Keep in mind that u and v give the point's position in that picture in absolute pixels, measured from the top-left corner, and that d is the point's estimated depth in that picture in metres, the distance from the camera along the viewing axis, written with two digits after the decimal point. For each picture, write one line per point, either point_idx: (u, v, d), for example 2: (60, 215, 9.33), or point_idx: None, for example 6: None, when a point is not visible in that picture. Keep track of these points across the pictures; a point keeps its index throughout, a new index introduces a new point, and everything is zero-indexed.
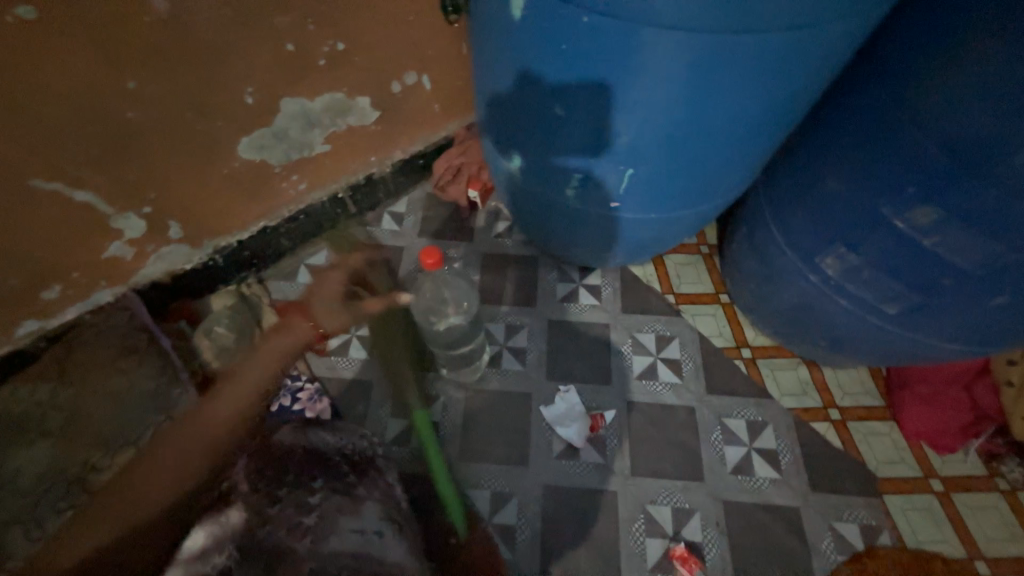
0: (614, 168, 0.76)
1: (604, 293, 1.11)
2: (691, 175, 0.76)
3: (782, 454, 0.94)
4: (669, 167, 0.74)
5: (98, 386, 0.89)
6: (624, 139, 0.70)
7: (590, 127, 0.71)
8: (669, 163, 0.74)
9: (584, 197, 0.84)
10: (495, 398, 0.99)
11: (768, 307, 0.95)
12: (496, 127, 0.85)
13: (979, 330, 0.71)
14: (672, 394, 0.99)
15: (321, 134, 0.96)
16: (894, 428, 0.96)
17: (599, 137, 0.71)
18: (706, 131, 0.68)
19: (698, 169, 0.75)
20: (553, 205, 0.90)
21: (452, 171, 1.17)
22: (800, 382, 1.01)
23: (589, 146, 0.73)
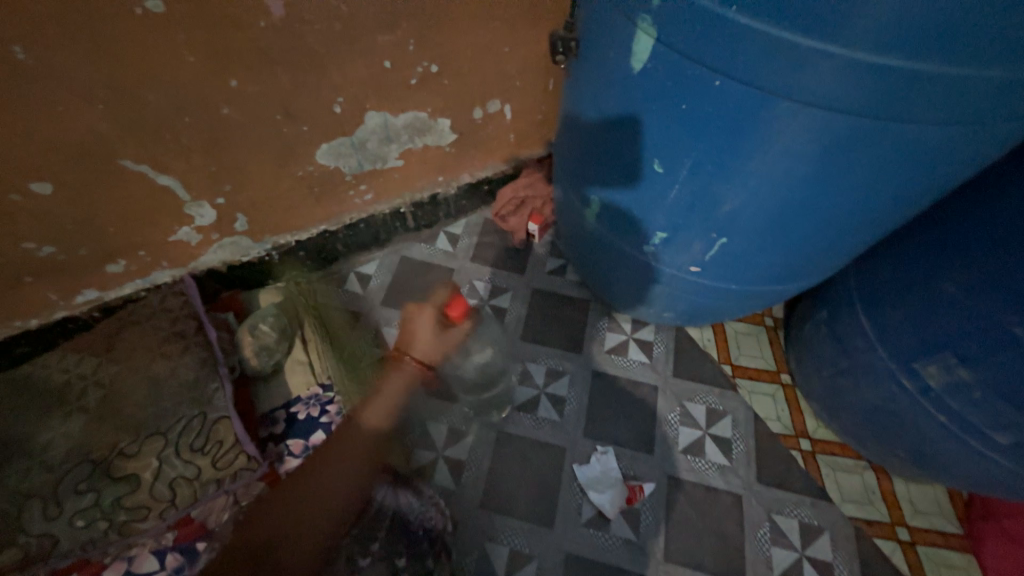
0: (704, 232, 0.70)
1: (655, 351, 1.05)
2: (788, 251, 0.70)
3: (837, 569, 0.83)
4: (765, 240, 0.69)
5: (141, 368, 0.86)
6: (723, 204, 0.65)
7: (687, 186, 0.66)
8: (766, 237, 0.68)
9: (661, 254, 0.79)
10: (527, 446, 0.94)
11: (841, 403, 0.86)
12: (578, 169, 0.82)
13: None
14: (718, 476, 0.91)
15: (396, 149, 0.96)
16: (972, 563, 0.84)
17: (695, 198, 0.67)
18: (817, 210, 0.62)
19: (796, 247, 0.69)
20: (624, 257, 0.86)
21: (516, 202, 1.15)
22: (864, 488, 0.90)
23: (682, 205, 0.69)
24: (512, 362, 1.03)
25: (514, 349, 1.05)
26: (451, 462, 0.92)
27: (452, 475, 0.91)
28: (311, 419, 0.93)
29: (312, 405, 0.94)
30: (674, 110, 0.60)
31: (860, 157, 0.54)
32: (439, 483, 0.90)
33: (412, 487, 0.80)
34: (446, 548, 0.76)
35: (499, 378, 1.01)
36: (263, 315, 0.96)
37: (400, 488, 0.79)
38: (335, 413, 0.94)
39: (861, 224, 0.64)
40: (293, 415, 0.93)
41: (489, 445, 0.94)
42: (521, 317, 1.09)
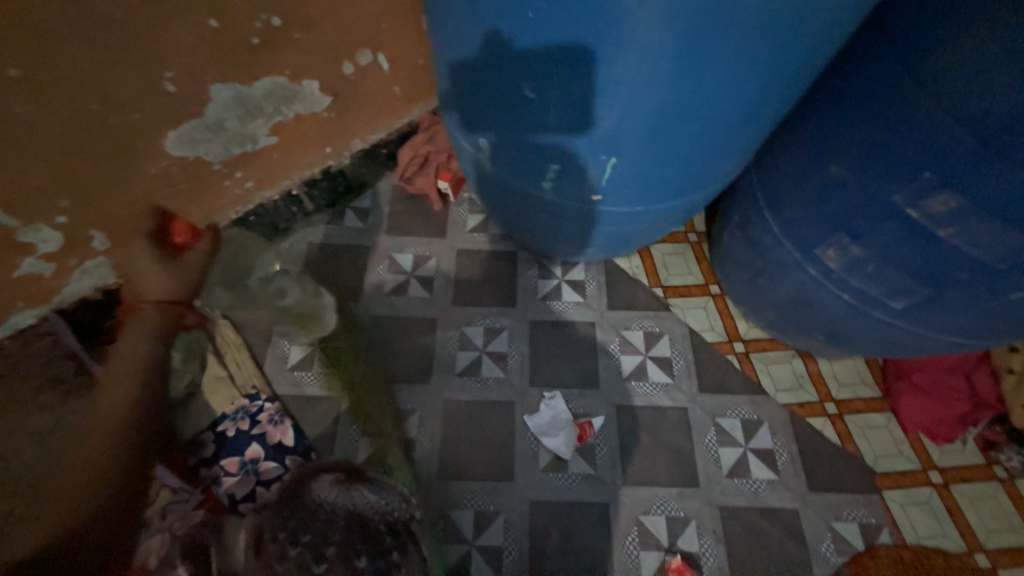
0: (595, 157, 0.68)
1: (588, 288, 1.04)
2: (680, 164, 0.69)
3: (778, 453, 0.89)
4: (655, 155, 0.67)
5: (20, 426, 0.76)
6: (604, 122, 0.62)
7: (565, 110, 0.62)
8: (655, 151, 0.66)
9: (561, 189, 0.76)
10: (475, 408, 0.92)
11: (761, 302, 0.90)
12: (463, 112, 0.76)
13: (988, 325, 0.65)
14: (663, 395, 0.93)
15: (264, 125, 0.85)
16: (892, 419, 0.92)
17: (577, 122, 0.63)
18: (697, 115, 0.60)
19: (688, 157, 0.67)
20: (529, 199, 0.82)
21: (418, 160, 1.07)
22: (795, 375, 0.96)
23: (566, 132, 0.65)
24: (447, 328, 1.00)
25: (447, 315, 1.01)
26: (400, 442, 0.89)
27: (404, 455, 0.88)
28: (241, 433, 0.87)
29: (240, 419, 0.88)
30: (534, 26, 0.55)
31: (723, 51, 0.52)
32: (393, 466, 0.87)
33: (367, 481, 0.72)
34: (415, 536, 0.69)
35: (436, 348, 0.98)
36: None
37: (353, 485, 0.71)
38: (267, 421, 0.88)
39: (743, 122, 0.63)
40: (221, 433, 0.87)
41: (437, 416, 0.92)
42: (448, 282, 1.04)
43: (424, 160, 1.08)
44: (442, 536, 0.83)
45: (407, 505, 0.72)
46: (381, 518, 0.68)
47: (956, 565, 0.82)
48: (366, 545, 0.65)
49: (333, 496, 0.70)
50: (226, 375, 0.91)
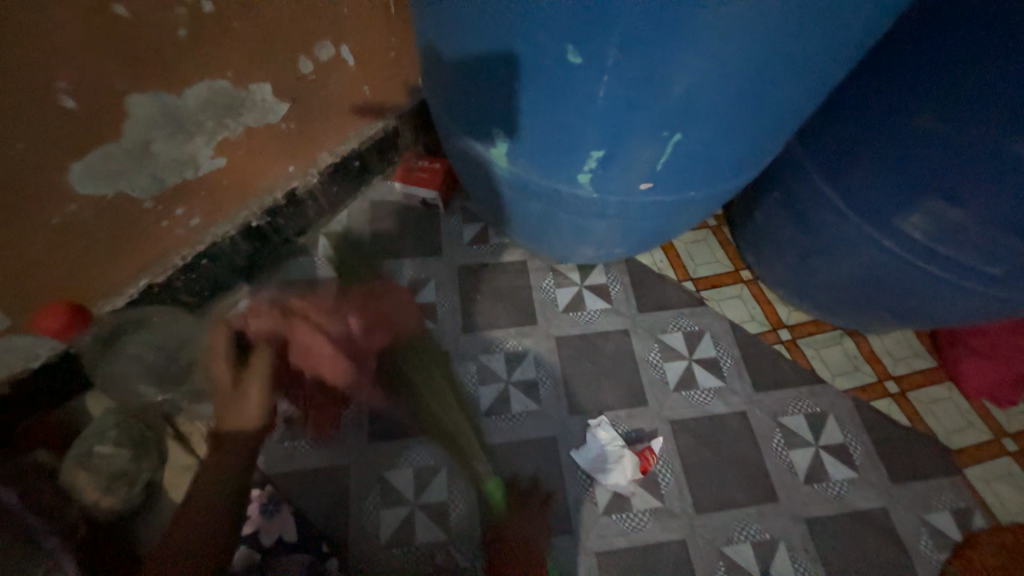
0: (655, 133, 0.50)
1: (613, 292, 0.92)
2: (757, 132, 0.53)
3: (852, 447, 0.80)
4: (733, 125, 0.51)
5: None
6: (691, 82, 0.45)
7: (643, 64, 0.44)
8: (734, 119, 0.50)
9: (603, 183, 0.57)
10: (511, 452, 0.78)
11: (813, 283, 0.81)
12: (467, 85, 0.54)
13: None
14: (718, 401, 0.83)
15: (206, 144, 0.67)
16: (953, 389, 0.86)
17: (654, 82, 0.45)
18: (804, 66, 0.45)
19: (766, 123, 0.52)
20: (553, 196, 0.62)
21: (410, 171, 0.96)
22: (848, 358, 0.88)
23: (630, 99, 0.47)
24: (462, 361, 0.85)
25: (460, 346, 0.87)
26: (430, 509, 0.74)
27: (436, 523, 0.73)
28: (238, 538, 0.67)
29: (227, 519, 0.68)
30: None
31: None
32: (425, 542, 0.72)
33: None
34: None
35: (454, 385, 0.83)
36: (98, 433, 0.66)
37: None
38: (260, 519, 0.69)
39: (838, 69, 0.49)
40: None
41: (467, 467, 0.77)
42: (454, 307, 0.90)
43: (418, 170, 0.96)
44: None
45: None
46: None
47: None
48: None
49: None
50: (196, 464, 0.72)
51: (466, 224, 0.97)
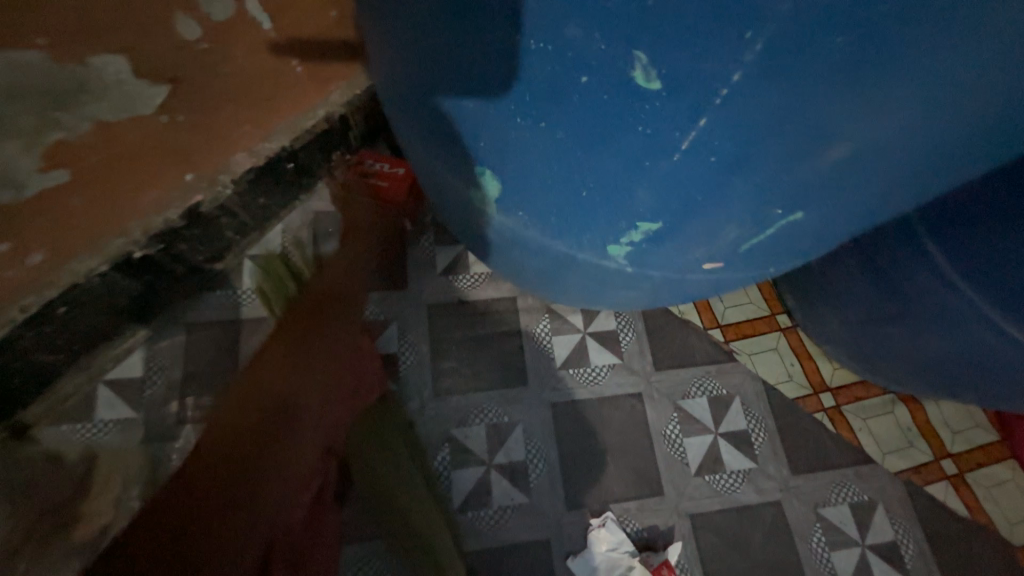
0: (753, 203, 0.31)
1: (624, 343, 0.73)
2: (882, 209, 0.35)
3: (901, 545, 0.67)
4: (861, 201, 0.33)
5: None
6: (846, 136, 0.27)
7: (783, 96, 0.25)
8: (868, 193, 0.32)
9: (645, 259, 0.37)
10: (492, 559, 0.61)
11: (882, 351, 0.64)
12: (454, 82, 0.33)
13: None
14: (747, 488, 0.67)
15: (25, 153, 0.43)
16: (1017, 470, 0.73)
17: (788, 126, 0.26)
18: (1007, 127, 0.28)
19: (895, 202, 0.35)
20: (562, 267, 0.43)
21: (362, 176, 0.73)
22: (901, 430, 0.73)
23: (733, 152, 0.28)
24: (431, 435, 0.66)
25: (430, 414, 0.67)
26: None
27: None
28: None
29: None
30: None
31: None
32: None
33: None
34: None
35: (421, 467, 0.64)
36: None
37: None
38: None
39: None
40: None
41: None
42: (423, 359, 0.70)
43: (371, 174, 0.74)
44: None
45: None
46: None
47: None
48: None
49: None
50: None
51: (440, 247, 0.76)
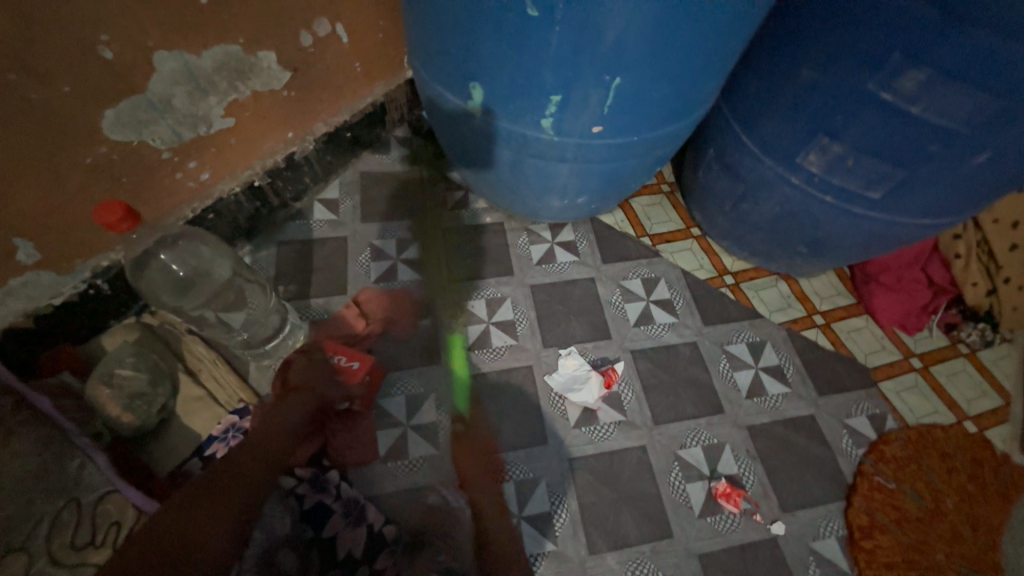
0: (598, 78, 0.63)
1: (581, 247, 1.04)
2: (680, 89, 0.67)
3: (786, 368, 0.93)
4: (661, 80, 0.64)
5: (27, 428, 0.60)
6: (621, 42, 0.58)
7: (587, 28, 0.57)
8: (661, 76, 0.64)
9: (560, 126, 0.71)
10: (493, 379, 0.87)
11: (746, 228, 0.95)
12: (454, 37, 0.67)
13: (995, 180, 0.68)
14: (672, 333, 0.95)
15: (218, 104, 0.76)
16: (869, 320, 1.00)
17: (591, 38, 0.58)
18: (701, 27, 0.58)
19: (684, 78, 0.66)
20: (525, 143, 0.77)
21: (401, 142, 1.13)
22: (783, 296, 1.02)
23: (575, 55, 0.61)
24: (447, 307, 0.94)
25: (442, 291, 0.96)
26: (421, 429, 0.82)
27: (428, 441, 0.81)
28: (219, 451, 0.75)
29: (232, 437, 0.76)
30: None
31: None
32: (417, 457, 0.80)
33: (426, 451, 0.80)
34: (463, 474, 0.79)
35: (437, 324, 0.92)
36: (117, 358, 0.75)
37: (416, 441, 0.81)
38: (222, 436, 0.76)
39: (739, 36, 0.63)
40: (210, 456, 0.74)
41: (455, 393, 0.85)
42: (436, 258, 1.00)
43: (407, 143, 1.13)
44: (485, 517, 0.76)
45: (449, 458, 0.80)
46: (428, 471, 0.79)
47: (953, 436, 0.88)
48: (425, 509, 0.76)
49: (415, 451, 0.80)
50: (205, 394, 0.79)
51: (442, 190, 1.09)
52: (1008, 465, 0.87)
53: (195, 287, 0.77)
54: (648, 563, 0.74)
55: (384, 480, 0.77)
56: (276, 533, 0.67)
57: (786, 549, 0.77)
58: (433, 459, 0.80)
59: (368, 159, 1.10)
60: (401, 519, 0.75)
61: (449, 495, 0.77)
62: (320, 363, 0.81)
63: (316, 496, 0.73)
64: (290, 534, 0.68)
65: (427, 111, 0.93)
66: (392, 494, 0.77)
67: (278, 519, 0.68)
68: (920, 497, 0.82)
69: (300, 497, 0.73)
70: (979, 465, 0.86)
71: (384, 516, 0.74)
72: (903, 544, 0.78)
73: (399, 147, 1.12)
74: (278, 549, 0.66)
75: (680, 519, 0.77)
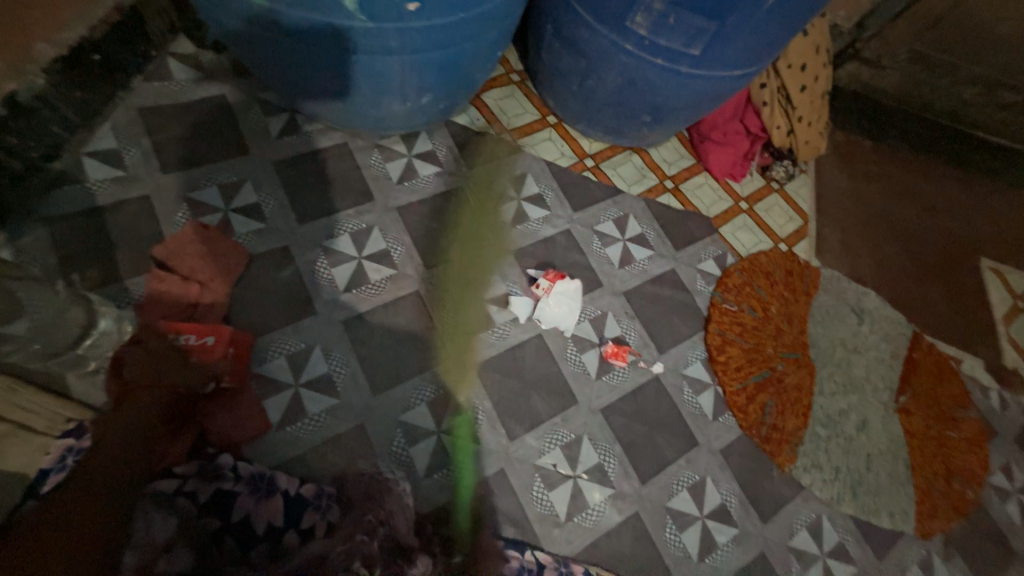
0: None
1: (442, 156, 0.97)
2: None
3: (648, 233, 1.03)
4: None
5: None
6: None
7: None
8: None
9: (370, 8, 0.60)
10: (380, 313, 0.83)
11: (596, 106, 0.95)
12: None
13: (787, 21, 0.74)
14: (547, 226, 0.97)
15: None
16: (707, 176, 1.13)
17: None
18: None
19: None
20: (337, 36, 0.64)
21: (184, 62, 0.89)
22: (637, 169, 1.09)
23: None
24: (306, 250, 0.83)
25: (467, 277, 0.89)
26: (314, 384, 0.76)
27: (324, 393, 0.76)
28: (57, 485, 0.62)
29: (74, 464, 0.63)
30: None
31: None
32: (318, 412, 0.75)
33: (326, 405, 0.75)
34: (373, 414, 0.77)
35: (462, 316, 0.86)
36: None
37: (314, 398, 0.75)
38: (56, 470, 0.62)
39: None
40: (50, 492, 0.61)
41: (342, 338, 0.80)
42: (406, 226, 0.90)
43: (193, 61, 0.89)
44: (405, 443, 0.76)
45: (356, 400, 0.77)
46: (334, 422, 0.75)
47: (773, 256, 1.09)
48: (340, 455, 0.73)
49: (313, 407, 0.75)
50: None
51: (403, 156, 0.95)
52: (809, 269, 1.10)
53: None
54: (562, 431, 0.83)
55: (288, 447, 0.72)
56: (156, 540, 0.59)
57: (666, 382, 0.91)
58: (336, 409, 0.76)
59: (142, 90, 0.85)
60: (318, 476, 0.72)
61: (363, 435, 0.75)
62: (160, 348, 0.67)
63: (212, 485, 0.66)
64: (176, 532, 0.60)
65: (200, 9, 0.72)
66: (302, 457, 0.72)
67: (158, 521, 0.60)
68: (754, 310, 1.01)
69: (192, 494, 0.65)
70: (792, 274, 1.08)
71: (298, 479, 0.70)
72: (746, 350, 0.97)
73: (183, 68, 0.88)
74: (163, 553, 0.58)
75: (581, 386, 0.86)
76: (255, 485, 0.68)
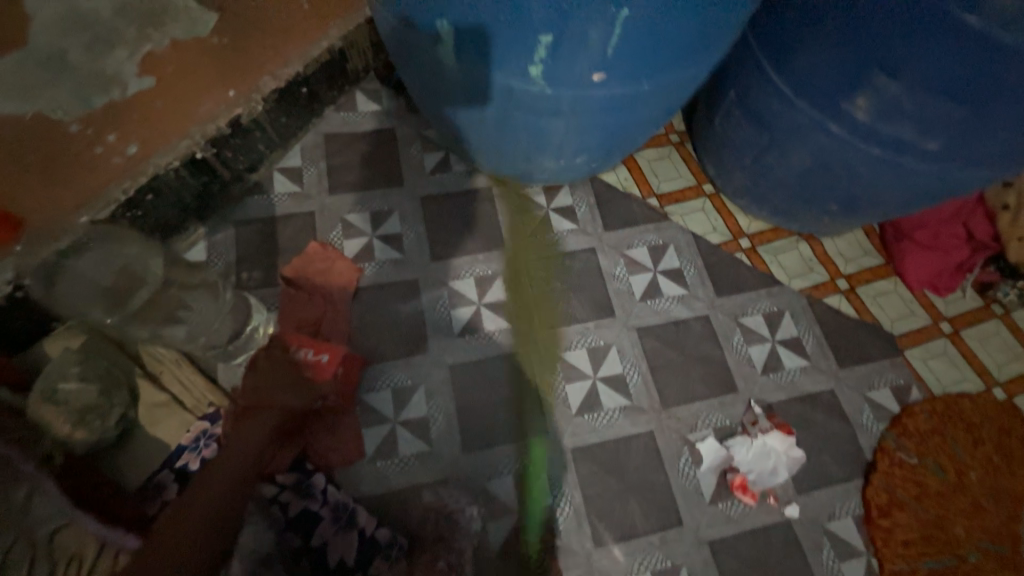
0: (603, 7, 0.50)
1: (579, 212, 0.92)
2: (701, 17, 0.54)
3: (806, 340, 0.85)
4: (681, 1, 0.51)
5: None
6: None
7: None
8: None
9: (554, 75, 0.58)
10: (487, 367, 0.80)
11: (769, 185, 0.83)
12: None
13: None
14: (682, 307, 0.86)
15: (130, 58, 0.62)
16: (897, 282, 0.91)
17: None
18: None
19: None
20: (515, 97, 0.63)
21: (369, 96, 0.98)
22: (804, 259, 0.92)
23: None
24: (431, 287, 0.85)
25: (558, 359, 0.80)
26: (411, 425, 0.76)
27: (419, 438, 0.75)
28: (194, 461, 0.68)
29: (205, 446, 0.69)
30: None
31: None
32: (409, 456, 0.74)
33: (415, 450, 0.74)
34: (459, 472, 0.73)
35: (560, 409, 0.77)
36: (62, 369, 0.66)
37: (407, 440, 0.75)
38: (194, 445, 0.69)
39: None
40: (183, 468, 0.68)
41: (445, 385, 0.78)
42: (529, 278, 0.87)
43: (376, 96, 0.98)
44: (483, 515, 0.71)
45: (446, 453, 0.74)
46: (420, 470, 0.73)
47: (981, 404, 0.83)
48: (416, 507, 0.71)
49: (406, 448, 0.74)
50: (169, 400, 0.72)
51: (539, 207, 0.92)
52: None
53: (124, 290, 0.71)
54: (657, 554, 0.71)
55: (374, 483, 0.72)
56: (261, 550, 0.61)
57: (800, 533, 0.73)
58: (425, 457, 0.74)
59: (330, 118, 0.95)
60: (393, 523, 0.70)
61: (445, 492, 0.72)
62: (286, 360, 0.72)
63: (302, 503, 0.68)
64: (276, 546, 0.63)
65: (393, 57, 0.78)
66: (384, 497, 0.72)
67: (264, 533, 0.63)
68: (943, 471, 0.77)
69: (284, 505, 0.67)
70: (1008, 435, 0.81)
71: (377, 520, 0.69)
72: (921, 521, 0.74)
73: (367, 102, 0.97)
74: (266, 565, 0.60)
75: (690, 507, 0.73)
76: (335, 513, 0.68)
